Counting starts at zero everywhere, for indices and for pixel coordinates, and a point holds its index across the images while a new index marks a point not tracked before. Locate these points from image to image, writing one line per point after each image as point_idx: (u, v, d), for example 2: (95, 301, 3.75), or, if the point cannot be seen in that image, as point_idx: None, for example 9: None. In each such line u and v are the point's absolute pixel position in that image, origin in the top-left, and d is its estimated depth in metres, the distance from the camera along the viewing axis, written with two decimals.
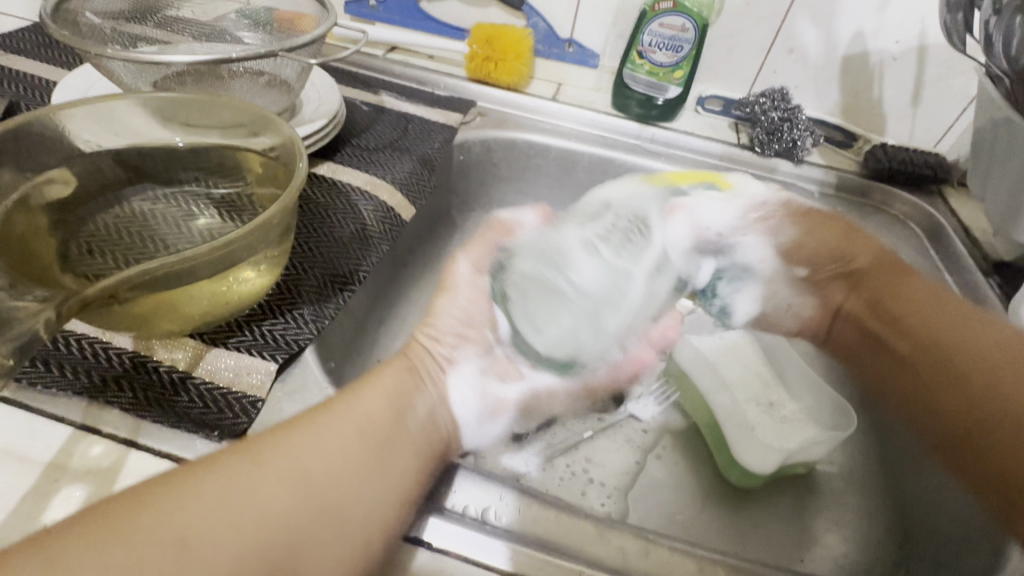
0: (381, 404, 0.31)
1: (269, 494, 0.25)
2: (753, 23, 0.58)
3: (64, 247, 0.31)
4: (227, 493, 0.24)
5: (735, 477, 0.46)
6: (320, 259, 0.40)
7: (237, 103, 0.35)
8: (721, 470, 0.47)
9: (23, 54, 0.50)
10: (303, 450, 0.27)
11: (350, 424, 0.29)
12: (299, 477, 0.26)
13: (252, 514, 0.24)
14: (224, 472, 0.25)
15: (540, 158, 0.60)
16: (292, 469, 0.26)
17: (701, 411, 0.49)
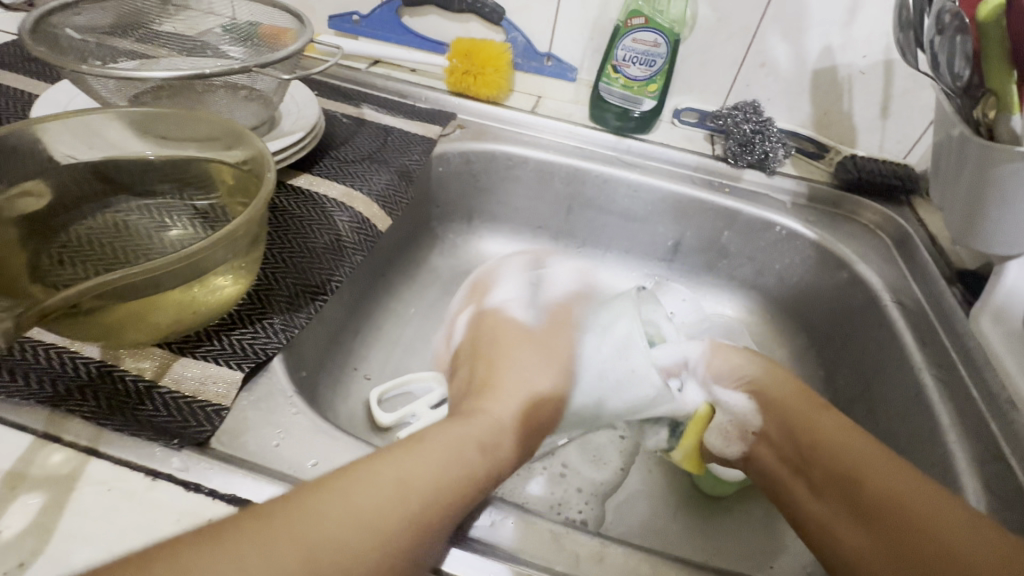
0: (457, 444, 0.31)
1: (305, 537, 0.23)
2: (724, 38, 0.59)
3: (34, 258, 0.32)
4: (263, 538, 0.22)
5: (706, 483, 0.47)
6: (293, 270, 0.40)
7: (210, 117, 0.36)
8: (693, 480, 0.48)
9: (5, 67, 0.51)
10: (342, 508, 0.24)
11: (396, 486, 0.26)
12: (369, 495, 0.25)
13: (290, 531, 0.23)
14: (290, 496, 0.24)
15: (519, 169, 0.61)
16: (339, 527, 0.24)
17: None
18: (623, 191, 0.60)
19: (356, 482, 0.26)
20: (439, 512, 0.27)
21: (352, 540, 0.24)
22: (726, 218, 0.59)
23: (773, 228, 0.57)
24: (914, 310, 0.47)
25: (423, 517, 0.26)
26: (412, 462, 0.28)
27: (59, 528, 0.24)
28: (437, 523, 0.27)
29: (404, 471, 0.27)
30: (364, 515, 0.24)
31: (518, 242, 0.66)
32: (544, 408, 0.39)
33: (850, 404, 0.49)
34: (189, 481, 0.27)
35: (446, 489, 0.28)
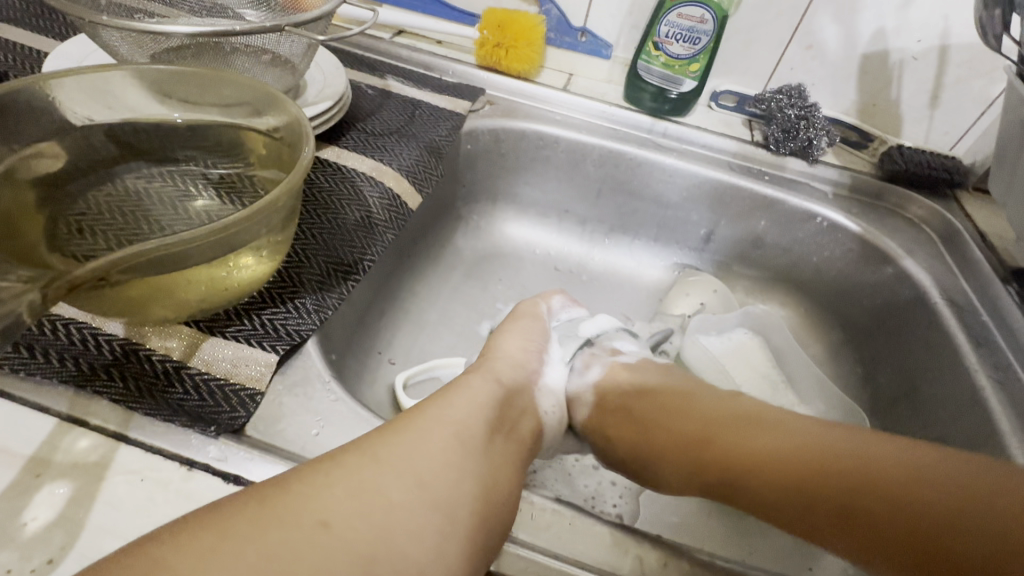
0: (462, 411, 0.30)
1: (406, 477, 0.25)
2: (771, 17, 0.56)
3: (52, 225, 0.29)
4: (374, 482, 0.24)
5: None
6: (322, 246, 0.38)
7: (239, 78, 0.33)
8: None
9: (11, 21, 0.48)
10: (426, 439, 0.27)
11: (452, 426, 0.28)
12: (375, 505, 0.23)
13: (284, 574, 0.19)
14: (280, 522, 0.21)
15: (550, 149, 0.59)
16: (426, 462, 0.26)
17: None
18: (658, 176, 0.58)
19: (413, 424, 0.28)
20: (487, 449, 0.29)
21: (444, 471, 0.26)
22: (765, 208, 0.56)
23: (814, 219, 0.55)
24: (966, 309, 0.46)
25: (479, 453, 0.28)
26: (450, 406, 0.30)
27: (90, 521, 0.22)
28: (496, 449, 0.30)
29: (448, 412, 0.30)
30: (439, 450, 0.27)
31: (544, 227, 0.64)
32: (514, 371, 0.38)
33: (891, 404, 0.48)
34: (228, 472, 0.25)
35: (492, 425, 0.31)
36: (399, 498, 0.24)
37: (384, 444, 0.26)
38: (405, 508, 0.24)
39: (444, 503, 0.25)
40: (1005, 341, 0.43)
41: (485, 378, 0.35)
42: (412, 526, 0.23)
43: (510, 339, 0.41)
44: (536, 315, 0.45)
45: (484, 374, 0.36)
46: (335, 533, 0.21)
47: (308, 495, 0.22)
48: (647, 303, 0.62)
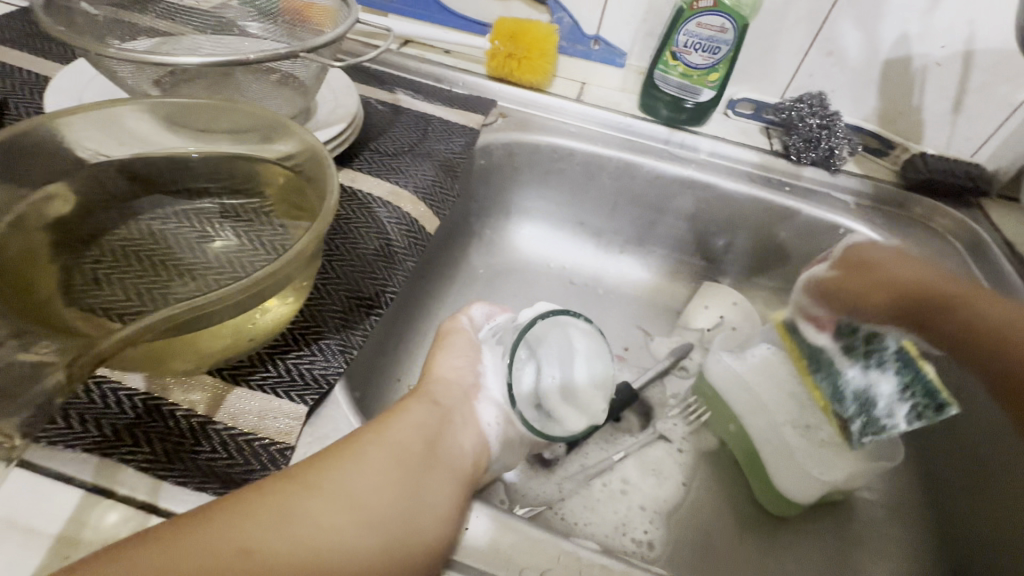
0: (405, 433, 0.29)
1: (334, 505, 0.24)
2: (791, 24, 0.55)
3: (67, 276, 0.28)
4: (303, 507, 0.23)
5: (770, 502, 0.46)
6: (343, 280, 0.37)
7: (249, 108, 0.31)
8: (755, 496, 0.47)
9: (13, 46, 0.47)
10: (356, 467, 0.26)
11: (387, 449, 0.28)
12: (304, 527, 0.23)
13: None
14: (203, 545, 0.21)
15: (565, 162, 0.57)
16: (355, 489, 0.25)
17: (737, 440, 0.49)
18: (675, 188, 0.57)
19: (348, 446, 0.27)
20: (427, 470, 0.28)
21: (378, 495, 0.26)
22: (785, 219, 0.55)
23: (836, 231, 0.54)
24: None
25: (417, 475, 0.28)
26: (387, 429, 0.29)
27: None
28: (442, 474, 0.29)
29: (384, 433, 0.29)
30: (372, 475, 0.26)
31: (558, 239, 0.62)
32: (449, 391, 0.34)
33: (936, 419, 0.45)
34: None
35: (431, 445, 0.30)
36: (331, 525, 0.23)
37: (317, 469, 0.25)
38: (335, 533, 0.23)
39: (375, 527, 0.24)
40: None
41: (418, 400, 0.33)
42: (341, 550, 0.23)
43: (443, 356, 0.37)
44: (465, 330, 0.39)
45: (421, 397, 0.33)
46: (259, 557, 0.21)
47: (237, 515, 0.22)
48: (663, 317, 0.61)
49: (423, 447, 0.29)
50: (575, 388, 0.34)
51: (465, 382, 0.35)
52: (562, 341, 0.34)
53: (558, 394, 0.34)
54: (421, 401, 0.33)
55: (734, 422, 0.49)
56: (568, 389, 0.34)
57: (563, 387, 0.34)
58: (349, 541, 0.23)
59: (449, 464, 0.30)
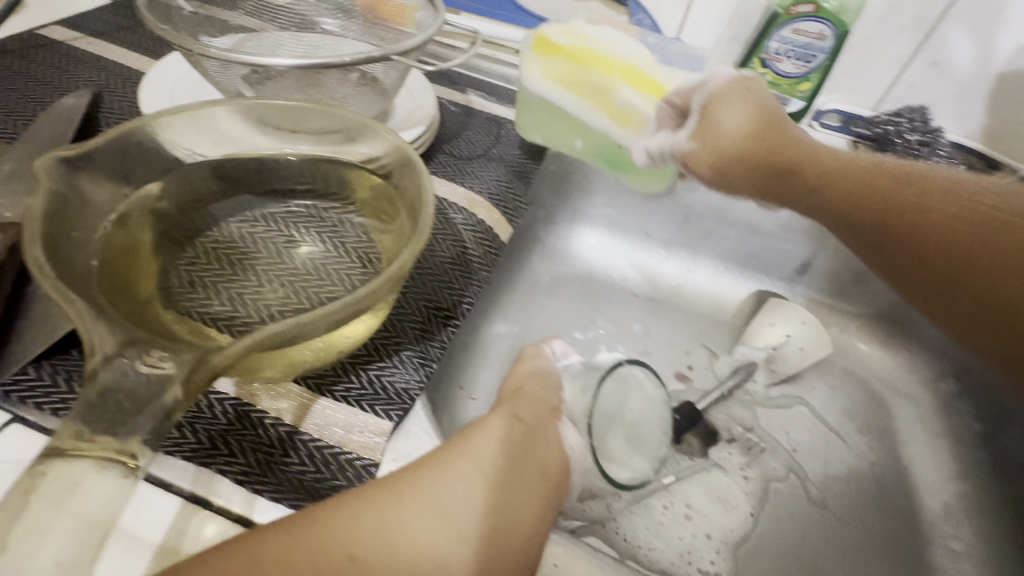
0: (495, 443, 0.28)
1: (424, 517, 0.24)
2: (894, 32, 0.51)
3: (165, 276, 0.29)
4: (397, 518, 0.23)
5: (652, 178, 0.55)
6: (421, 289, 0.36)
7: (335, 110, 0.31)
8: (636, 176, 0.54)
9: (108, 39, 0.48)
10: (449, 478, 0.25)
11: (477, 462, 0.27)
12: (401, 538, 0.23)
13: None
14: (310, 550, 0.21)
15: (637, 170, 0.55)
16: (444, 505, 0.24)
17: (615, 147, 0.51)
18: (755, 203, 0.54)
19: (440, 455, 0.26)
20: (515, 484, 0.28)
21: (468, 509, 0.25)
22: None
23: None
24: None
25: (506, 488, 0.27)
26: (477, 441, 0.28)
27: None
28: (528, 492, 0.28)
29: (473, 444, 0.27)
30: (464, 488, 0.25)
31: (624, 250, 0.60)
32: (535, 408, 0.32)
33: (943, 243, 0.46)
34: None
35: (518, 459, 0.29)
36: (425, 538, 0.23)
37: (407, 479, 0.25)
38: (429, 545, 0.23)
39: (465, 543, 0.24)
40: None
41: (502, 413, 0.31)
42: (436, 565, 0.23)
43: (527, 374, 0.35)
44: (547, 359, 0.37)
45: (501, 411, 0.31)
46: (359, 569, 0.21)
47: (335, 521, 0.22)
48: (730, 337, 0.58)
49: (512, 460, 0.28)
50: (616, 444, 0.35)
51: (548, 404, 0.33)
52: (615, 395, 0.36)
53: (602, 446, 0.34)
54: (503, 416, 0.30)
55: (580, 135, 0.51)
56: (613, 445, 0.35)
57: (606, 439, 0.35)
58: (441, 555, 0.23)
59: (535, 478, 0.29)
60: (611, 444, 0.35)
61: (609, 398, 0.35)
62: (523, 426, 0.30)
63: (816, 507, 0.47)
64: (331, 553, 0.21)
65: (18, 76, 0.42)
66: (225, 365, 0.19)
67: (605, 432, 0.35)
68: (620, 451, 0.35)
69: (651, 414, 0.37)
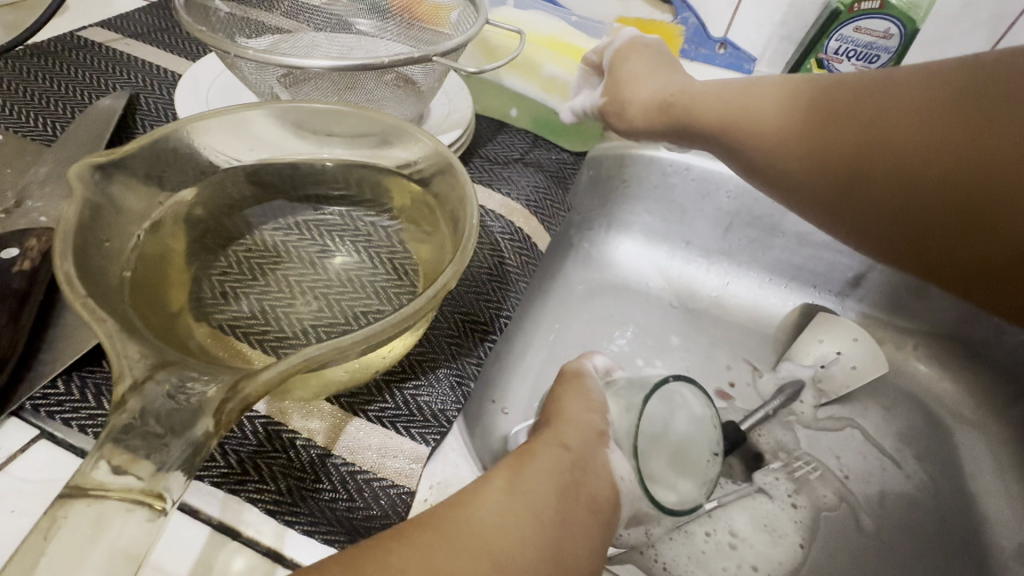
0: (539, 479, 0.26)
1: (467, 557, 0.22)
2: (965, 30, 0.47)
3: (196, 287, 0.28)
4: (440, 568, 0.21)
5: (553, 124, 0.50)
6: (457, 301, 0.34)
7: (372, 113, 0.30)
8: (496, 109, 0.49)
9: (144, 40, 0.48)
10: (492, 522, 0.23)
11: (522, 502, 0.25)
12: None
13: None
14: None
15: (678, 176, 0.53)
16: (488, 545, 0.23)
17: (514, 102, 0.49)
18: None
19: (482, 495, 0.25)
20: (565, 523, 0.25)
21: (516, 557, 0.23)
22: None
23: None
24: None
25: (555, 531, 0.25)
26: (519, 477, 0.26)
27: None
28: (579, 532, 0.26)
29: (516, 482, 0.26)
30: (509, 533, 0.23)
31: (661, 258, 0.58)
32: (582, 434, 0.30)
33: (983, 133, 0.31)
34: None
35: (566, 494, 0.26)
36: None
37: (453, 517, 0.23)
38: None
39: None
40: None
41: (546, 444, 0.29)
42: None
43: (572, 397, 0.32)
44: (590, 378, 0.34)
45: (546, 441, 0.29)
46: None
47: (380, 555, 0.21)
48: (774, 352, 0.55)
49: (558, 497, 0.26)
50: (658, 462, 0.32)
51: (597, 428, 0.30)
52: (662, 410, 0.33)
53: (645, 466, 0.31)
54: (551, 446, 0.28)
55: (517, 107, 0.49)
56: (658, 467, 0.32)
57: (650, 459, 0.32)
58: None
59: (586, 514, 0.26)
60: (655, 463, 0.32)
61: (656, 413, 0.32)
62: (573, 458, 0.28)
63: (872, 540, 0.43)
64: None
65: (57, 77, 0.42)
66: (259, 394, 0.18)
67: (649, 451, 0.32)
68: (664, 472, 0.32)
69: (702, 432, 0.34)
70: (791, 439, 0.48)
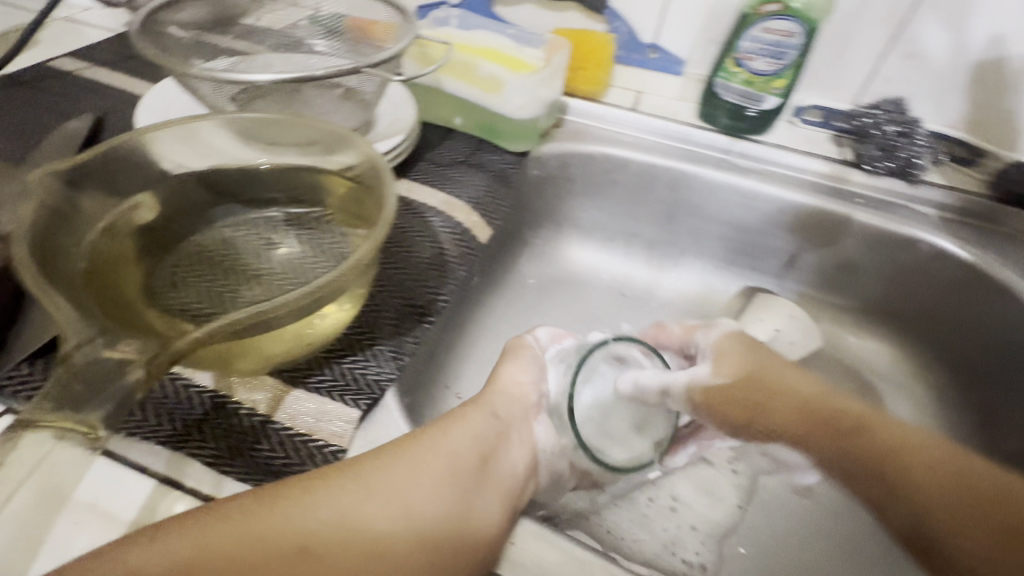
0: (461, 440, 0.30)
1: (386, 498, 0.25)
2: (867, 26, 0.51)
3: (149, 277, 0.30)
4: (349, 509, 0.24)
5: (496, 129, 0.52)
6: (398, 288, 0.37)
7: (315, 122, 0.33)
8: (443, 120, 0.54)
9: (112, 67, 0.52)
10: (403, 475, 0.27)
11: (438, 457, 0.28)
12: (356, 529, 0.24)
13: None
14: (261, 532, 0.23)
15: (618, 172, 0.56)
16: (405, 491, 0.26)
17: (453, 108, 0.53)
18: (737, 200, 0.55)
19: (405, 450, 0.28)
20: (481, 477, 0.29)
21: (428, 502, 0.27)
22: (858, 232, 0.52)
23: (916, 245, 0.50)
24: None
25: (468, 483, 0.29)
26: (444, 437, 0.30)
27: None
28: (494, 490, 0.30)
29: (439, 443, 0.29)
30: (423, 484, 0.27)
31: (611, 252, 0.61)
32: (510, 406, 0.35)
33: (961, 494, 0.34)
34: None
35: (484, 456, 0.31)
36: (377, 531, 0.25)
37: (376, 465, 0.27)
38: (380, 536, 0.25)
39: (418, 534, 0.25)
40: None
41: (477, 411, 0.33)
42: (388, 557, 0.24)
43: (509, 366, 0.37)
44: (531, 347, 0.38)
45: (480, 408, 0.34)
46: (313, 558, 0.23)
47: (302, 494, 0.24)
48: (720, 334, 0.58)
49: (475, 456, 0.30)
50: None
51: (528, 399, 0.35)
52: None
53: None
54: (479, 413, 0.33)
55: (460, 114, 0.53)
56: None
57: None
58: (393, 547, 0.25)
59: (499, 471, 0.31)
60: None
61: None
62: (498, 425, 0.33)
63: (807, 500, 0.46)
64: (291, 539, 0.23)
65: (29, 104, 0.45)
66: (193, 345, 0.22)
67: None
68: None
69: None
70: None
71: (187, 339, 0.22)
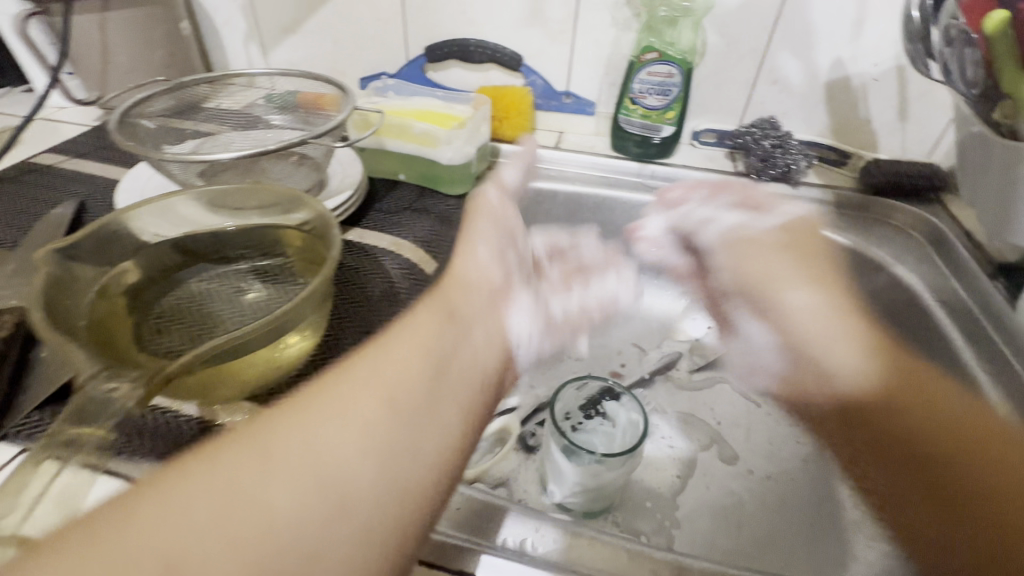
0: (409, 355, 0.30)
1: (411, 420, 0.27)
2: (736, 60, 0.61)
3: (136, 329, 0.35)
4: (287, 444, 0.23)
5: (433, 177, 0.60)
6: (356, 318, 0.43)
7: (273, 187, 0.41)
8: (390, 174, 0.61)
9: (89, 157, 0.58)
10: (340, 419, 0.25)
11: (373, 386, 0.27)
12: (313, 445, 0.23)
13: (219, 511, 0.20)
14: (208, 469, 0.21)
15: (549, 203, 0.64)
16: (413, 367, 0.30)
17: (395, 162, 0.60)
18: None
19: (335, 383, 0.27)
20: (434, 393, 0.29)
21: (370, 417, 0.26)
22: None
23: None
24: (954, 306, 0.49)
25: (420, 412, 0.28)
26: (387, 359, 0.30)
27: None
28: (450, 401, 0.30)
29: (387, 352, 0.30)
30: (367, 408, 0.26)
31: None
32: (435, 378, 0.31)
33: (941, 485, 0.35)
34: None
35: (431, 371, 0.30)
36: (330, 442, 0.24)
37: (306, 400, 0.25)
38: (344, 460, 0.24)
39: (378, 440, 0.25)
40: (999, 335, 0.46)
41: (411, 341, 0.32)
42: (354, 468, 0.23)
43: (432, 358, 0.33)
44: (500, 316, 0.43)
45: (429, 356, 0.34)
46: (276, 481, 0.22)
47: (202, 479, 0.21)
48: (657, 333, 0.65)
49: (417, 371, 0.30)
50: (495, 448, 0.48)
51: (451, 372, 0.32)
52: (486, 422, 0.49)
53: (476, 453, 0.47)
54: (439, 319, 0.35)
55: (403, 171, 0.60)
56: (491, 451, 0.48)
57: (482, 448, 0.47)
58: (369, 446, 0.25)
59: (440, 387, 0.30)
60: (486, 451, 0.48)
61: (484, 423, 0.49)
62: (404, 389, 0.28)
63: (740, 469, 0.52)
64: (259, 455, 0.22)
65: (16, 196, 0.52)
66: (176, 371, 0.27)
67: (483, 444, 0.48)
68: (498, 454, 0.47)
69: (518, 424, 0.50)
70: (671, 399, 0.58)
71: (170, 366, 0.27)
